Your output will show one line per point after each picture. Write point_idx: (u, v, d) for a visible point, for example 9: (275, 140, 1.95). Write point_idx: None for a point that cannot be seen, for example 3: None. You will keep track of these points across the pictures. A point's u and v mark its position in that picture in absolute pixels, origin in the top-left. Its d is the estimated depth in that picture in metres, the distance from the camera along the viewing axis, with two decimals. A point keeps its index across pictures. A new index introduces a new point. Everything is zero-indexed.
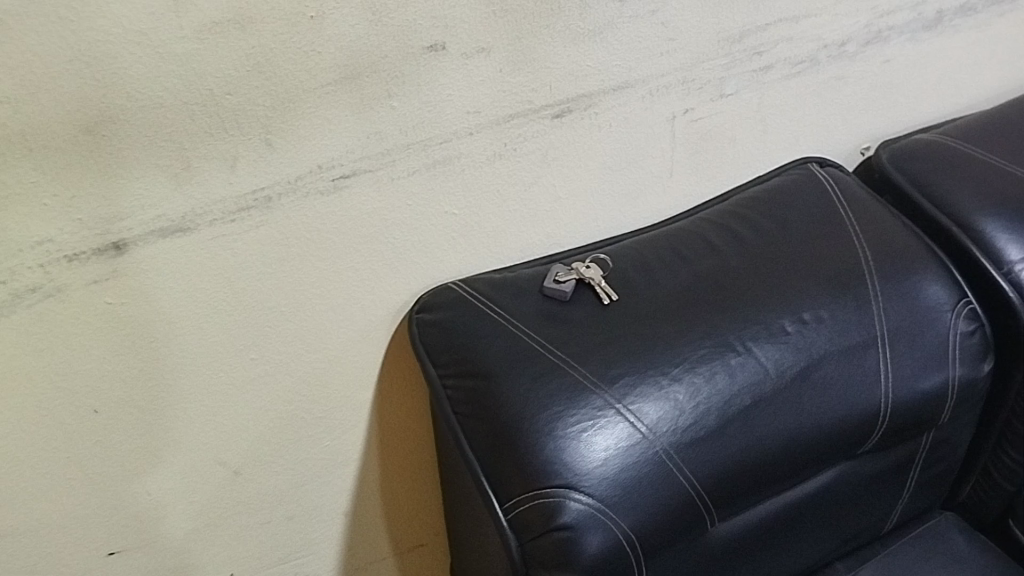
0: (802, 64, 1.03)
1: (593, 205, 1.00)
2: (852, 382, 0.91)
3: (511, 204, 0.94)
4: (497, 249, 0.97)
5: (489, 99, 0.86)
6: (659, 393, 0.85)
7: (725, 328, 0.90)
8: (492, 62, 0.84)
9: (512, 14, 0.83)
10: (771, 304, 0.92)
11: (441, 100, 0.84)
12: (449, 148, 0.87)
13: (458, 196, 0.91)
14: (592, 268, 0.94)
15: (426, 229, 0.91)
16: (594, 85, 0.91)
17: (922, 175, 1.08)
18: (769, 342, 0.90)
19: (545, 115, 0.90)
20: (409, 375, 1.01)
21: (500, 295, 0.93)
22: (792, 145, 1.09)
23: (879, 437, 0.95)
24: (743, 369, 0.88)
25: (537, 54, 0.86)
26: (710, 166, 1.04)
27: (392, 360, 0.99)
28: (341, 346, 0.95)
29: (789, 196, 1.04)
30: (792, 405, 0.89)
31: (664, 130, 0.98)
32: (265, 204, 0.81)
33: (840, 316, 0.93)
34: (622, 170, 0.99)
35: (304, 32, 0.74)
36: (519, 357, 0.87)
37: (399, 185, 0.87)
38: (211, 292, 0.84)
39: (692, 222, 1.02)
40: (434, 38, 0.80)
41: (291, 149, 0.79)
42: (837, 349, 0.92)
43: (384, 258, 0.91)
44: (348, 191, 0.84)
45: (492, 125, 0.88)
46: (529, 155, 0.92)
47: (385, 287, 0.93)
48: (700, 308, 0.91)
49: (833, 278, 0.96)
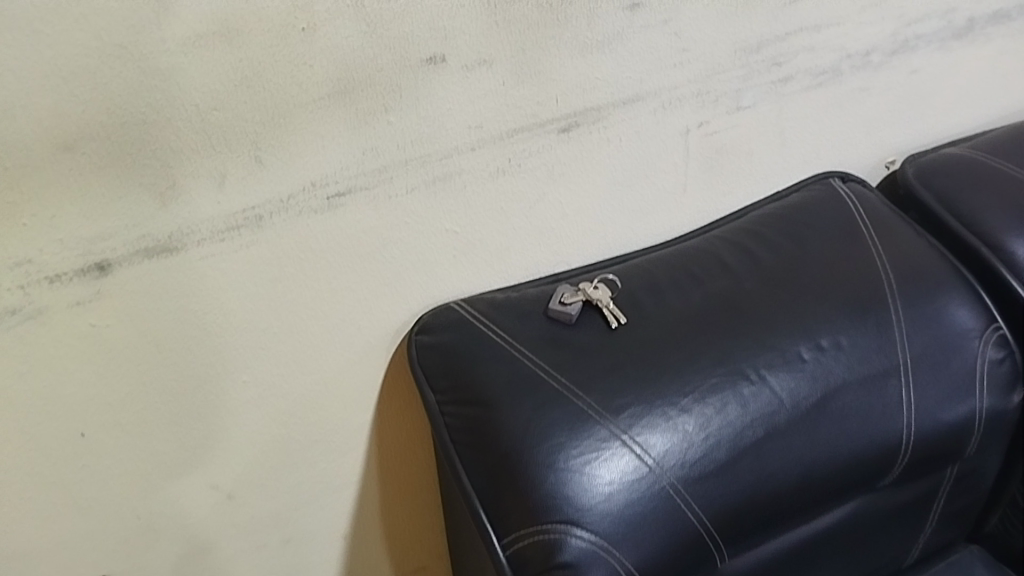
0: (824, 75, 0.98)
1: (602, 222, 0.96)
2: (870, 413, 0.87)
3: (515, 221, 0.91)
4: (501, 267, 0.93)
5: (492, 113, 0.82)
6: (668, 424, 0.81)
7: (738, 355, 0.86)
8: (494, 75, 0.80)
9: (516, 25, 0.78)
10: (789, 330, 0.88)
11: (441, 115, 0.80)
12: (450, 164, 0.83)
13: (460, 213, 0.87)
14: (601, 289, 0.90)
15: (425, 247, 0.88)
16: (603, 98, 0.87)
17: (949, 191, 1.04)
18: (785, 370, 0.86)
19: (551, 128, 0.86)
20: (409, 397, 0.97)
21: (503, 316, 0.89)
22: (813, 159, 1.05)
23: (899, 470, 0.90)
24: (756, 400, 0.84)
25: (542, 66, 0.82)
26: (726, 181, 1.00)
27: (392, 381, 0.95)
28: (337, 367, 0.91)
29: (809, 214, 1.00)
30: (807, 437, 0.85)
31: (676, 144, 0.94)
32: (256, 223, 0.78)
33: (861, 343, 0.89)
34: (633, 185, 0.95)
35: (295, 45, 0.71)
36: (522, 383, 0.83)
37: (397, 203, 0.83)
38: (201, 314, 0.81)
39: (706, 240, 0.98)
40: (433, 49, 0.76)
41: (282, 165, 0.76)
42: (857, 378, 0.87)
43: (382, 277, 0.88)
44: (344, 208, 0.81)
45: (495, 140, 0.84)
46: (534, 170, 0.88)
47: (384, 306, 0.90)
48: (712, 332, 0.87)
49: (855, 302, 0.91)
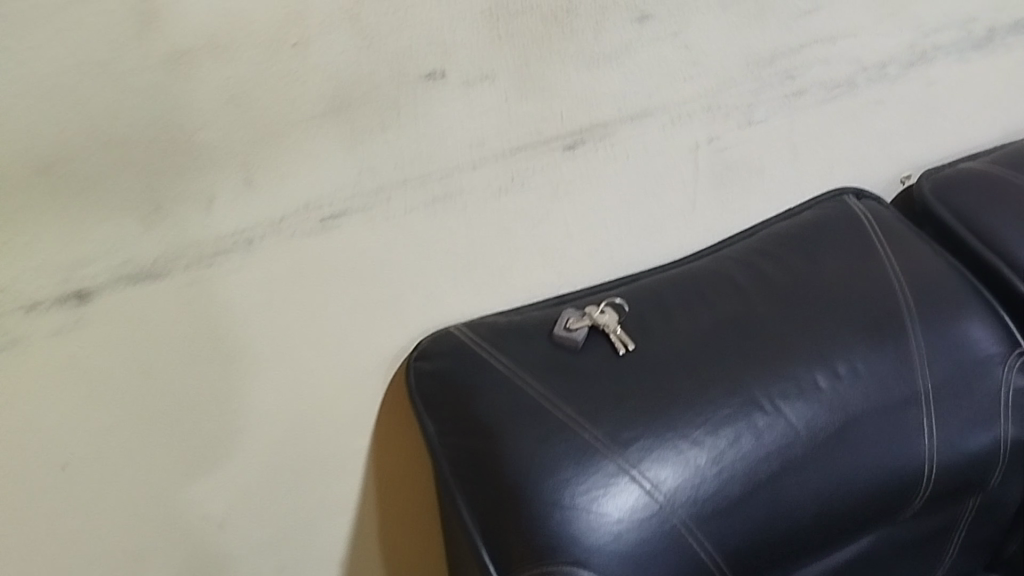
0: (839, 88, 0.94)
1: (608, 241, 0.92)
2: (891, 444, 0.84)
3: (518, 241, 0.87)
4: (503, 288, 0.90)
5: (494, 130, 0.78)
6: (679, 459, 0.78)
7: (752, 384, 0.82)
8: (497, 90, 0.76)
9: (519, 38, 0.74)
10: (805, 356, 0.84)
11: (441, 132, 0.76)
12: (451, 183, 0.79)
13: (460, 233, 0.83)
14: (608, 313, 0.86)
15: (424, 268, 0.84)
16: (610, 113, 0.83)
17: (967, 208, 1.00)
18: (801, 399, 0.82)
19: (555, 146, 0.82)
20: (407, 426, 0.93)
21: (505, 341, 0.85)
22: (826, 174, 1.01)
23: (918, 502, 0.87)
24: (771, 432, 0.81)
25: (547, 81, 0.78)
26: (737, 198, 0.96)
27: (389, 410, 0.91)
28: (331, 394, 0.87)
29: (822, 233, 0.96)
30: (825, 470, 0.81)
31: (686, 161, 0.90)
32: (246, 247, 0.74)
33: (880, 371, 0.85)
34: (640, 203, 0.91)
35: (286, 60, 0.67)
36: (525, 415, 0.79)
37: (395, 224, 0.79)
38: (188, 342, 0.77)
39: (716, 260, 0.94)
40: (433, 64, 0.72)
41: (273, 187, 0.72)
42: (876, 408, 0.84)
43: (379, 301, 0.84)
44: (339, 230, 0.77)
45: (497, 158, 0.80)
46: (538, 189, 0.84)
47: (381, 330, 0.86)
48: (724, 359, 0.83)
49: (873, 326, 0.87)
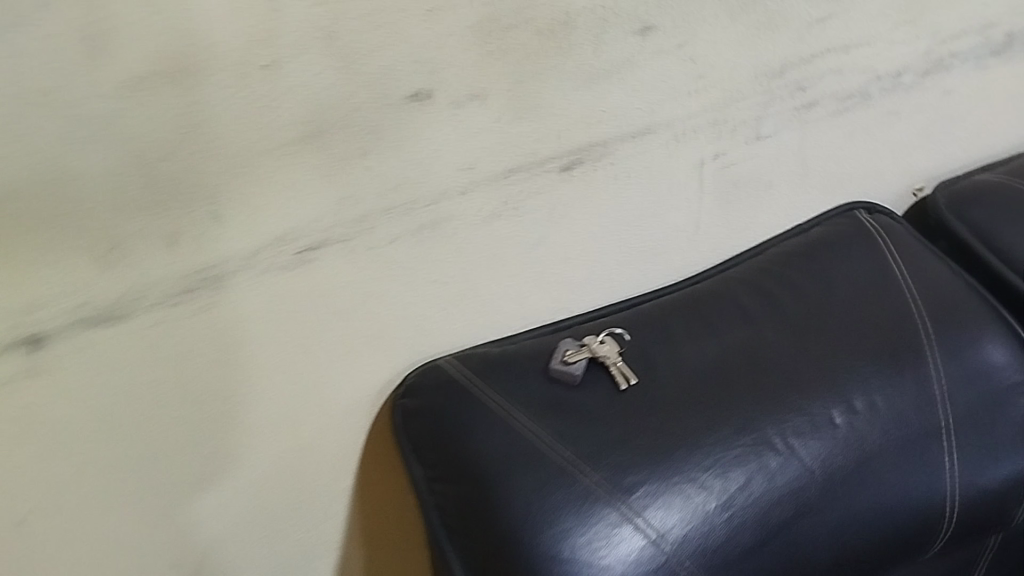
0: (852, 99, 0.88)
1: (606, 264, 0.86)
2: (910, 482, 0.79)
3: (512, 267, 0.81)
4: (495, 317, 0.84)
5: (485, 152, 0.72)
6: (687, 506, 0.72)
7: (763, 421, 0.77)
8: (488, 111, 0.70)
9: (512, 54, 0.68)
10: (819, 389, 0.79)
11: (428, 156, 0.70)
12: (438, 210, 0.73)
13: (450, 262, 0.77)
14: (608, 343, 0.80)
15: (411, 300, 0.78)
16: (610, 132, 0.77)
17: (985, 223, 0.94)
18: (815, 437, 0.77)
19: (551, 167, 0.76)
20: (393, 461, 0.88)
21: (498, 374, 0.79)
22: (836, 188, 0.95)
23: (937, 541, 0.82)
24: (784, 473, 0.75)
25: (542, 99, 0.72)
26: (742, 216, 0.91)
27: (374, 447, 0.86)
28: (312, 434, 0.81)
29: (834, 251, 0.90)
30: (841, 513, 0.76)
31: (690, 179, 0.84)
32: (214, 283, 0.68)
33: (898, 404, 0.80)
34: (641, 224, 0.85)
35: (256, 84, 0.60)
36: (521, 459, 0.74)
37: (379, 254, 0.73)
38: (155, 386, 0.70)
39: (720, 281, 0.89)
40: (419, 84, 0.66)
41: (244, 220, 0.66)
42: (895, 444, 0.79)
43: (362, 335, 0.78)
44: (318, 262, 0.71)
45: (488, 182, 0.74)
46: (532, 213, 0.78)
47: (365, 365, 0.80)
48: (733, 394, 0.78)
49: (890, 355, 0.82)
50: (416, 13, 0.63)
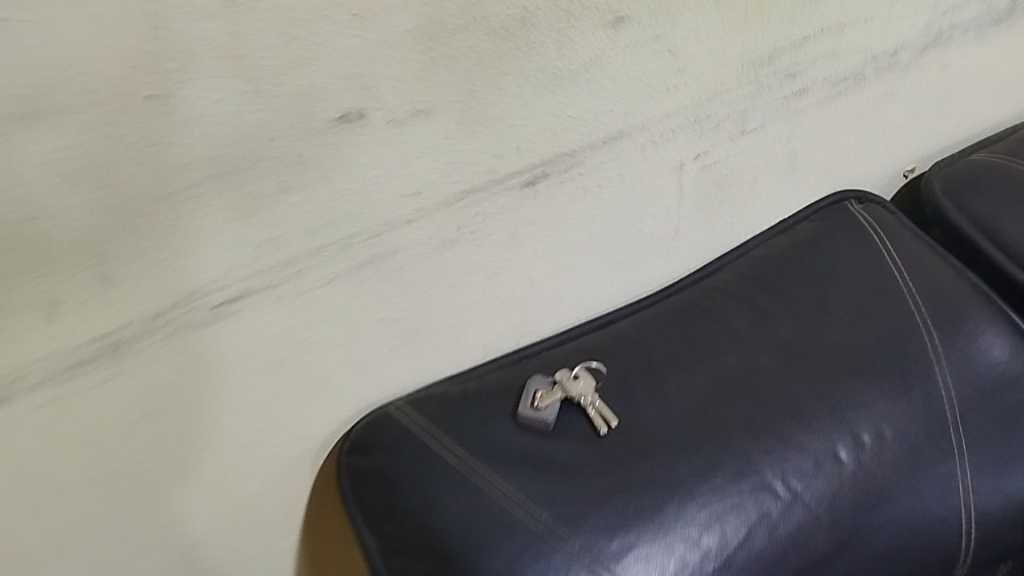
0: (844, 83, 0.79)
1: (577, 282, 0.76)
2: (921, 518, 0.71)
3: (472, 297, 0.70)
4: (454, 352, 0.73)
5: (434, 175, 0.61)
6: (684, 571, 0.64)
7: (763, 463, 0.68)
8: (435, 127, 0.58)
9: (462, 60, 0.57)
10: (822, 421, 0.70)
11: (367, 186, 0.58)
12: (382, 244, 0.62)
13: (399, 299, 0.66)
14: (582, 378, 0.70)
15: (356, 344, 0.67)
16: (579, 140, 0.66)
17: (985, 213, 0.86)
18: (820, 477, 0.68)
19: (512, 185, 0.65)
20: (341, 517, 0.77)
21: (459, 422, 0.69)
22: (825, 179, 0.86)
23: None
24: (789, 522, 0.67)
25: (499, 109, 0.60)
26: (725, 217, 0.81)
27: (316, 506, 0.75)
28: (248, 502, 0.70)
29: (826, 253, 0.81)
30: (850, 560, 0.68)
31: (668, 184, 0.74)
32: (112, 353, 0.56)
33: (908, 431, 0.72)
34: (616, 236, 0.75)
35: (142, 119, 0.48)
36: (491, 527, 0.64)
37: (314, 299, 0.62)
38: (50, 475, 0.58)
39: (702, 294, 0.79)
40: (350, 103, 0.54)
41: (140, 278, 0.54)
42: (907, 478, 0.71)
43: (300, 387, 0.67)
44: (239, 316, 0.59)
45: (439, 208, 0.63)
46: (492, 236, 0.67)
47: (306, 419, 0.69)
48: (727, 432, 0.69)
49: (897, 375, 0.73)
50: (342, 19, 0.51)
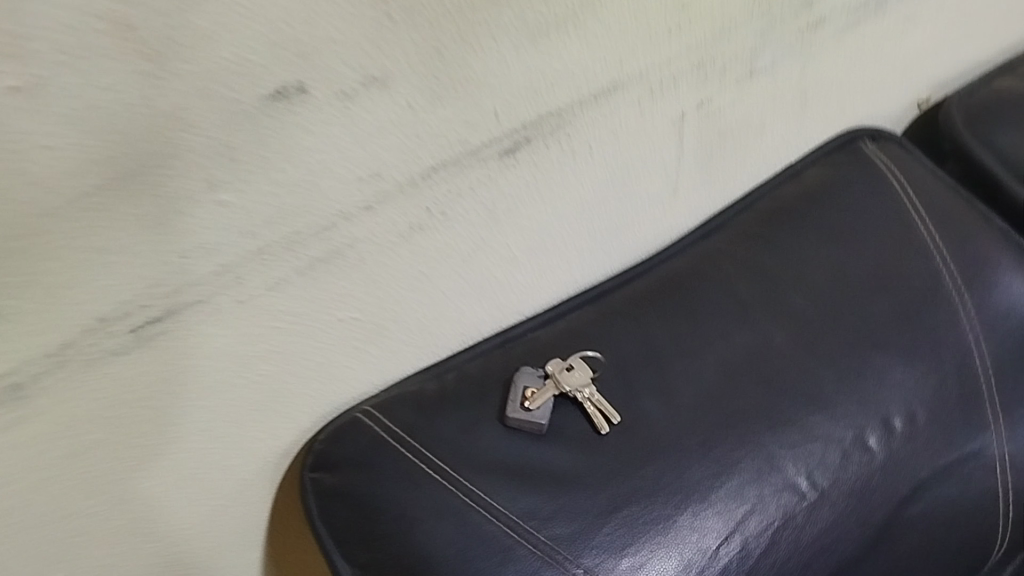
0: (864, 10, 0.70)
1: (565, 253, 0.66)
2: (948, 504, 0.65)
3: (446, 283, 0.60)
4: (428, 344, 0.63)
5: (394, 152, 0.50)
6: None
7: (786, 459, 0.60)
8: (394, 97, 0.48)
9: (424, 14, 0.46)
10: (847, 405, 0.62)
11: (315, 173, 0.48)
12: (336, 237, 0.52)
13: (362, 295, 0.56)
14: (578, 369, 0.61)
15: (314, 348, 0.57)
16: (566, 96, 0.56)
17: (1015, 148, 0.77)
18: (848, 469, 0.61)
19: (489, 154, 0.55)
20: (306, 536, 0.68)
21: (439, 429, 0.60)
22: (834, 117, 0.77)
23: (975, 561, 0.69)
24: (816, 524, 0.59)
25: (473, 69, 0.50)
26: (727, 168, 0.72)
27: (276, 524, 0.65)
28: (195, 530, 0.60)
29: (842, 204, 0.72)
30: (877, 556, 0.62)
31: (668, 137, 0.65)
32: (12, 394, 0.45)
33: (939, 409, 0.65)
34: (608, 199, 0.65)
35: (11, 116, 0.36)
36: (484, 554, 0.55)
37: (257, 306, 0.51)
38: None
39: (705, 256, 0.70)
40: (287, 76, 0.43)
41: (35, 306, 0.43)
42: (938, 462, 0.64)
43: (252, 401, 0.57)
44: (168, 337, 0.49)
45: (403, 190, 0.52)
46: (468, 214, 0.57)
47: (259, 434, 0.59)
48: (742, 425, 0.61)
49: (927, 345, 0.66)
50: None
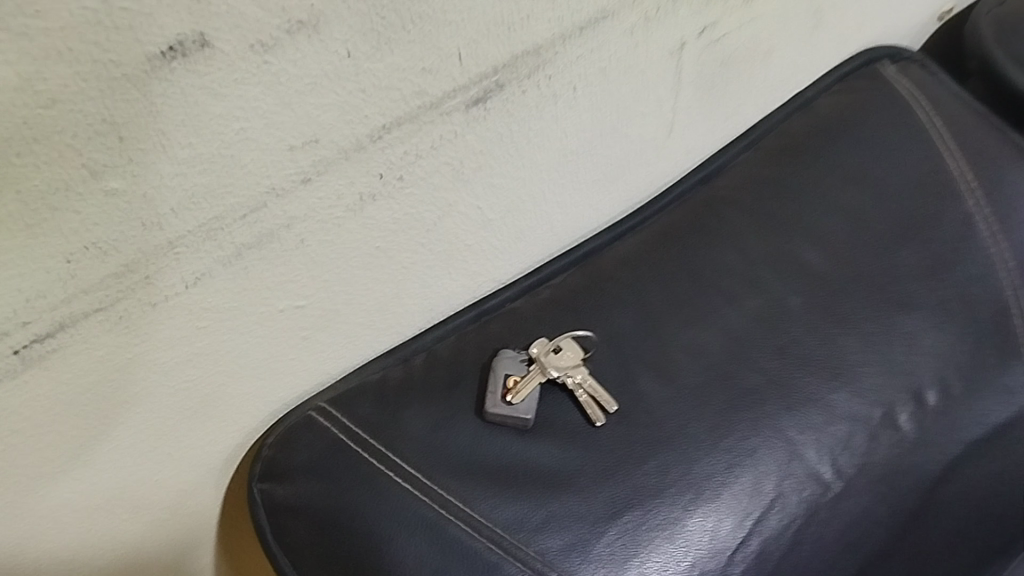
0: None
1: (548, 211, 0.57)
2: (973, 469, 0.59)
3: (410, 257, 0.51)
4: (391, 326, 0.54)
5: (334, 112, 0.40)
6: None
7: (807, 445, 0.52)
8: (329, 44, 0.38)
9: None
10: (874, 378, 0.55)
11: (230, 146, 0.38)
12: (268, 217, 0.42)
13: (307, 280, 0.47)
14: (566, 351, 0.52)
15: (252, 344, 0.47)
16: (547, 29, 0.46)
17: None
18: (871, 449, 0.54)
19: (454, 105, 0.45)
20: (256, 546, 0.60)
21: (406, 429, 0.51)
22: (850, 37, 0.67)
23: (993, 531, 0.64)
24: (837, 513, 0.53)
25: (430, 3, 0.40)
26: (731, 101, 0.62)
27: (224, 532, 0.56)
28: (125, 555, 0.52)
29: (860, 139, 0.63)
30: (895, 532, 0.57)
31: (664, 71, 0.55)
32: None
33: (971, 373, 0.58)
34: (596, 146, 0.56)
35: None
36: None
37: (174, 307, 0.42)
38: None
39: (707, 203, 0.61)
40: (180, 26, 0.33)
41: None
42: (966, 436, 0.58)
43: (182, 410, 0.47)
44: (63, 355, 0.39)
45: (349, 155, 0.42)
46: (430, 177, 0.47)
47: (196, 444, 0.50)
48: (757, 406, 0.52)
49: (957, 300, 0.58)
50: None
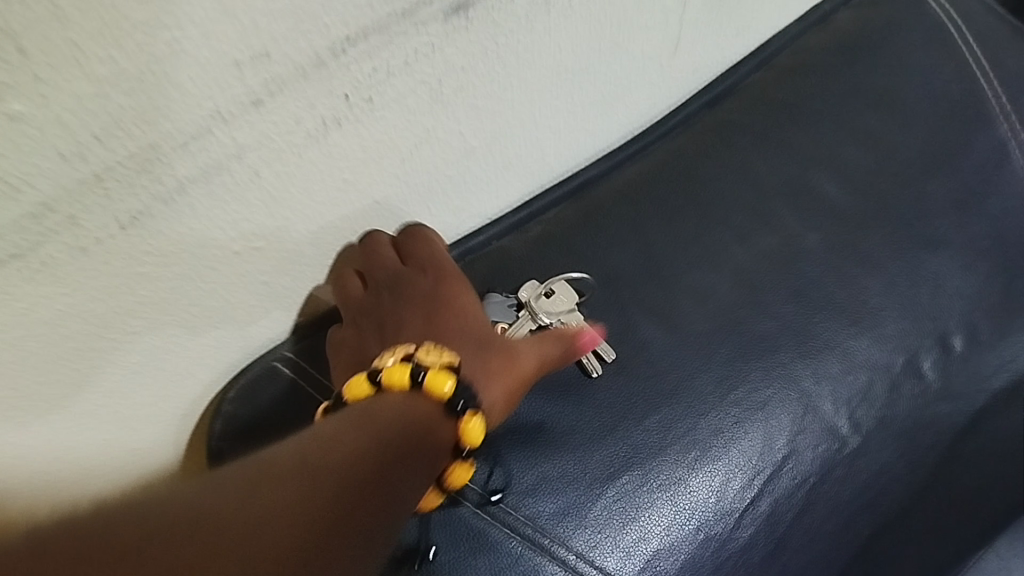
0: None
1: (539, 137, 0.51)
2: (992, 417, 0.55)
3: (383, 190, 0.45)
4: None
5: (287, 21, 0.34)
6: (722, 554, 0.44)
7: (823, 397, 0.47)
8: None
9: None
10: (896, 323, 0.50)
11: (162, 59, 0.32)
12: (214, 146, 0.36)
13: (264, 218, 0.41)
14: (558, 295, 0.47)
15: (206, 290, 0.42)
16: None
17: None
18: (892, 399, 0.49)
19: (429, 14, 0.39)
20: None
21: None
22: None
23: (1007, 479, 0.60)
24: (854, 469, 0.49)
25: None
26: (740, 15, 0.56)
27: None
28: None
29: (883, 57, 0.57)
30: (909, 484, 0.53)
31: None
32: None
33: (995, 316, 0.53)
34: (594, 64, 0.50)
35: None
36: (446, 545, 0.42)
37: (109, 251, 0.36)
38: None
39: (716, 126, 0.55)
40: None
41: None
42: (990, 383, 0.53)
43: (132, 365, 0.42)
44: None
45: (309, 73, 0.36)
46: (405, 98, 0.41)
47: (148, 401, 0.44)
48: (770, 354, 0.47)
49: (985, 237, 0.53)
50: None
